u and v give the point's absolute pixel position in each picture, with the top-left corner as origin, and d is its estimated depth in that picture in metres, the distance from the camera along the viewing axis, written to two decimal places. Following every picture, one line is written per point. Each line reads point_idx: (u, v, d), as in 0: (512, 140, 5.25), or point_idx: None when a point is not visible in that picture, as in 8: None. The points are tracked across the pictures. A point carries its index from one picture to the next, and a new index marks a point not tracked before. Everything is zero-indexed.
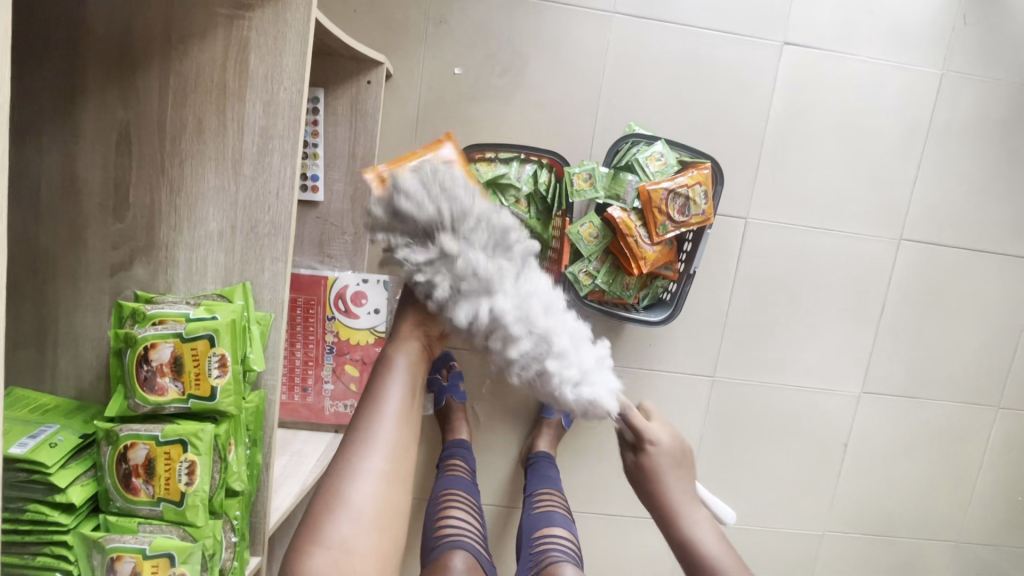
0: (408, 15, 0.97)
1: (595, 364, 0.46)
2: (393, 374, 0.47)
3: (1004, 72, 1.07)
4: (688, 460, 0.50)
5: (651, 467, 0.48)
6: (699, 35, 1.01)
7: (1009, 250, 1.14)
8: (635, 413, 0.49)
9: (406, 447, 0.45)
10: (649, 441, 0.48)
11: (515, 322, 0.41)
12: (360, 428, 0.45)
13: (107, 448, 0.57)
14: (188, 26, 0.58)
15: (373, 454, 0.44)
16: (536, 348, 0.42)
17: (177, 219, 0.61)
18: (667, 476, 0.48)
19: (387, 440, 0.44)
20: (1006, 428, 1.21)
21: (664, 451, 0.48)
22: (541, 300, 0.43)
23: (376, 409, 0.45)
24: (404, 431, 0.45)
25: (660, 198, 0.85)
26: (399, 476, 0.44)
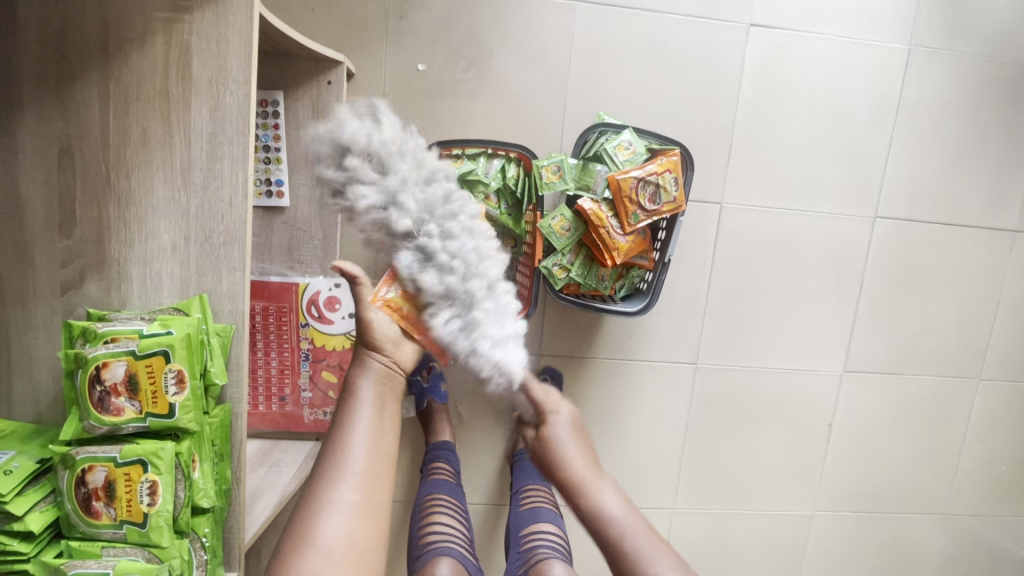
0: (368, 12, 0.95)
1: (509, 333, 0.60)
2: (359, 407, 0.54)
3: (972, 44, 1.07)
4: (581, 429, 0.69)
5: (550, 434, 0.66)
6: (663, 20, 1.00)
7: (983, 223, 1.14)
8: (537, 390, 0.67)
9: (380, 472, 0.52)
10: (548, 412, 0.67)
11: (443, 258, 0.54)
12: (333, 459, 0.51)
13: (64, 472, 0.56)
14: (125, 31, 0.56)
15: (347, 485, 0.50)
16: (461, 305, 0.56)
17: (128, 233, 0.59)
18: (564, 443, 0.65)
19: (356, 474, 0.50)
20: (988, 400, 1.22)
21: (561, 420, 0.66)
22: (470, 258, 0.56)
23: (346, 438, 0.52)
24: (374, 460, 0.52)
25: (630, 187, 0.84)
26: (372, 502, 0.50)
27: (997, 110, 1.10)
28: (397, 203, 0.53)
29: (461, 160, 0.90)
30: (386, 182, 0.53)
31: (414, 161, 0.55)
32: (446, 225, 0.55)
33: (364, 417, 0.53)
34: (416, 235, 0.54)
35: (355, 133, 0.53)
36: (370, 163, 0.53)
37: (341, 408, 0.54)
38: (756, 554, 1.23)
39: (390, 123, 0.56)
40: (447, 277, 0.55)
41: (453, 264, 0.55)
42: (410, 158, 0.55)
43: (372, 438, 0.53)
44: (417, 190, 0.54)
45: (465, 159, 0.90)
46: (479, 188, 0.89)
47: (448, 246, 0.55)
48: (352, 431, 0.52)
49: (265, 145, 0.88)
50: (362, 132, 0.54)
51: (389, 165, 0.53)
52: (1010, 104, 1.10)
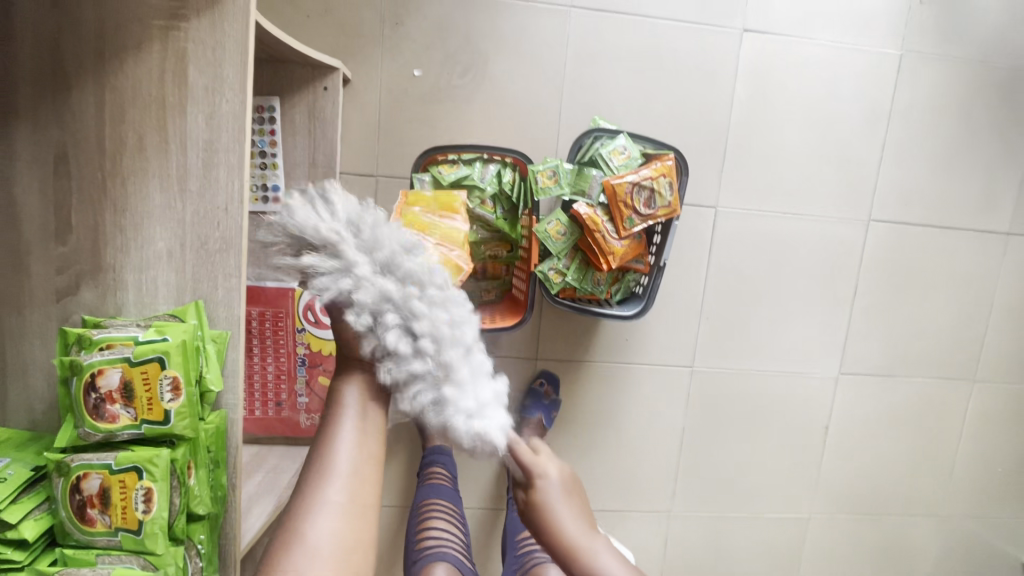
0: (364, 19, 0.95)
1: (494, 402, 0.44)
2: (344, 408, 0.45)
3: (964, 48, 1.08)
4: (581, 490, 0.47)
5: (543, 504, 0.44)
6: (658, 25, 1.00)
7: (976, 226, 1.15)
8: (522, 447, 0.45)
9: (371, 473, 0.44)
10: (536, 476, 0.44)
11: (407, 344, 0.40)
12: (318, 462, 0.43)
13: (59, 480, 0.55)
14: (121, 39, 0.56)
15: (334, 487, 0.42)
16: (433, 389, 0.41)
17: (123, 240, 0.59)
18: (563, 512, 0.44)
19: (344, 478, 0.43)
20: (983, 401, 1.23)
21: (556, 485, 0.44)
22: (443, 332, 0.41)
23: (333, 440, 0.44)
24: (364, 460, 0.44)
25: (624, 192, 0.84)
26: (363, 505, 0.43)
27: (988, 114, 1.11)
28: (356, 293, 0.40)
29: (457, 165, 0.90)
30: (339, 271, 0.40)
31: (370, 245, 0.41)
32: (414, 304, 0.40)
33: (351, 417, 0.45)
34: (377, 321, 0.41)
35: (293, 224, 0.41)
36: (318, 255, 0.40)
37: (327, 411, 0.46)
38: (753, 556, 1.23)
39: (343, 198, 0.44)
40: (412, 364, 0.41)
41: (423, 346, 0.41)
42: (368, 234, 0.41)
43: (362, 440, 0.45)
44: (376, 270, 0.41)
45: (461, 164, 0.91)
46: (475, 193, 0.89)
47: (412, 327, 0.41)
48: (338, 432, 0.44)
49: (260, 150, 0.87)
50: (302, 221, 0.41)
51: (338, 255, 0.40)
52: (1002, 107, 1.11)
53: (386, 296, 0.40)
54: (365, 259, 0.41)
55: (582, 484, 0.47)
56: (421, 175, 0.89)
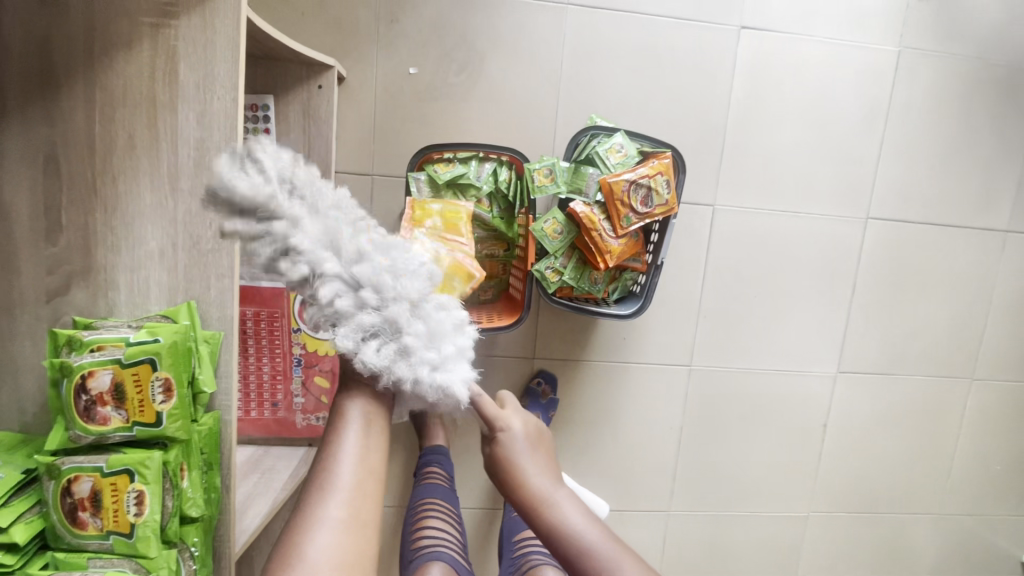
0: (359, 16, 0.95)
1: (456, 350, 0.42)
2: (346, 424, 0.44)
3: (962, 45, 1.08)
4: (547, 443, 0.50)
5: (505, 455, 0.47)
6: (655, 23, 1.00)
7: (974, 223, 1.14)
8: (487, 401, 0.48)
9: (373, 489, 0.43)
10: (500, 429, 0.47)
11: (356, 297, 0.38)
12: (318, 477, 0.42)
13: (50, 483, 0.55)
14: (111, 36, 0.56)
15: (335, 501, 0.41)
16: (388, 340, 0.39)
17: (114, 240, 0.59)
18: (524, 460, 0.47)
19: (346, 491, 0.41)
20: (981, 399, 1.23)
21: (518, 437, 0.47)
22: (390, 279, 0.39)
23: (333, 454, 0.43)
24: (366, 474, 0.43)
25: (621, 190, 0.84)
26: (365, 519, 0.41)
27: (987, 111, 1.11)
28: (292, 253, 0.35)
29: (452, 163, 0.90)
30: (272, 231, 0.35)
31: (306, 200, 0.37)
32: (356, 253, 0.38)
33: (353, 433, 0.44)
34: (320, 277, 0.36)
35: (215, 186, 0.35)
36: (249, 217, 0.34)
37: (328, 427, 0.45)
38: (752, 555, 1.23)
39: (271, 155, 0.37)
40: (364, 317, 0.38)
41: (373, 296, 0.38)
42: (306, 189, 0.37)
43: (363, 455, 0.44)
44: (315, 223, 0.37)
45: (457, 162, 0.90)
46: (471, 192, 0.89)
47: (357, 280, 0.38)
48: (339, 446, 0.43)
49: None
50: (224, 180, 0.35)
51: (271, 213, 0.35)
52: (1001, 105, 1.11)
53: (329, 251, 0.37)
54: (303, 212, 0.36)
55: (549, 438, 0.50)
56: (417, 174, 0.88)
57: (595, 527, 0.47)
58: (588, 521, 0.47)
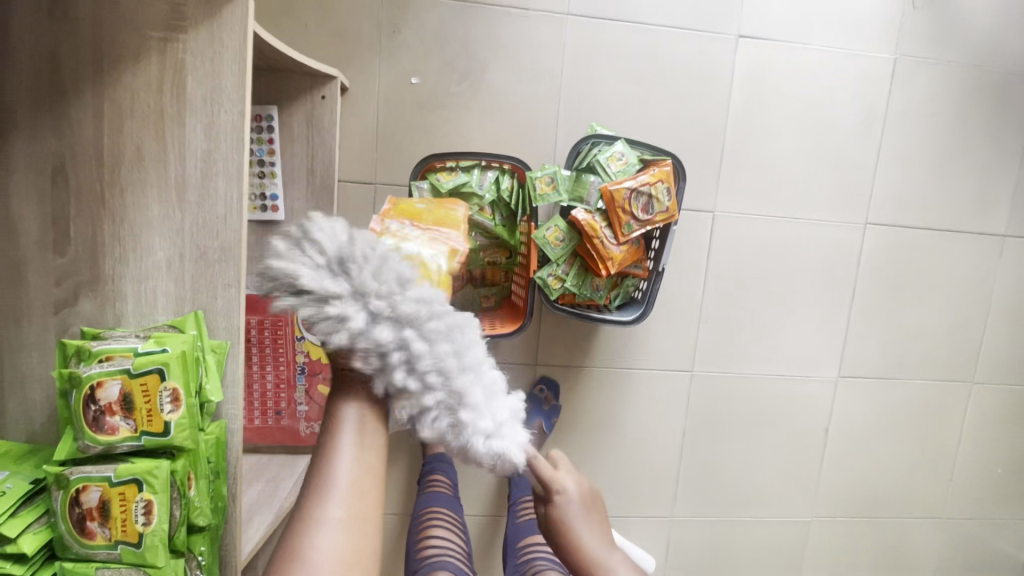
0: (361, 27, 0.96)
1: (510, 415, 0.39)
2: (342, 424, 0.42)
3: (957, 52, 1.09)
4: (598, 499, 0.49)
5: (561, 518, 0.46)
6: (654, 32, 1.01)
7: (971, 228, 1.15)
8: (544, 463, 0.45)
9: (372, 486, 0.42)
10: (557, 493, 0.46)
11: (417, 379, 0.36)
12: (316, 478, 0.41)
13: (58, 492, 0.55)
14: (119, 51, 0.56)
15: (333, 503, 0.40)
16: (447, 415, 0.36)
17: (122, 250, 0.59)
18: (580, 525, 0.46)
19: (343, 492, 0.41)
20: (982, 402, 1.23)
21: (574, 501, 0.46)
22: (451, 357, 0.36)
23: (330, 454, 0.42)
24: (365, 474, 0.42)
25: (623, 198, 0.84)
26: (363, 519, 0.41)
27: (982, 117, 1.12)
28: (354, 339, 0.35)
29: (455, 172, 0.91)
30: (331, 317, 0.35)
31: (362, 281, 0.35)
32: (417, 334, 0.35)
33: (349, 434, 0.42)
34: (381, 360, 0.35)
35: (279, 272, 0.36)
36: (311, 305, 0.35)
37: (326, 424, 0.44)
38: (755, 561, 1.23)
39: (328, 235, 0.37)
40: (424, 397, 0.36)
41: (433, 376, 0.36)
42: (362, 271, 0.36)
43: (361, 454, 0.42)
44: (373, 306, 0.35)
45: (459, 171, 0.91)
46: (474, 201, 0.90)
47: (419, 362, 0.36)
48: (336, 448, 0.42)
49: (259, 160, 0.88)
50: (284, 265, 0.36)
51: (329, 302, 0.35)
52: (996, 110, 1.12)
53: (388, 335, 0.35)
54: (362, 298, 0.35)
55: (600, 493, 0.49)
56: (420, 182, 0.89)
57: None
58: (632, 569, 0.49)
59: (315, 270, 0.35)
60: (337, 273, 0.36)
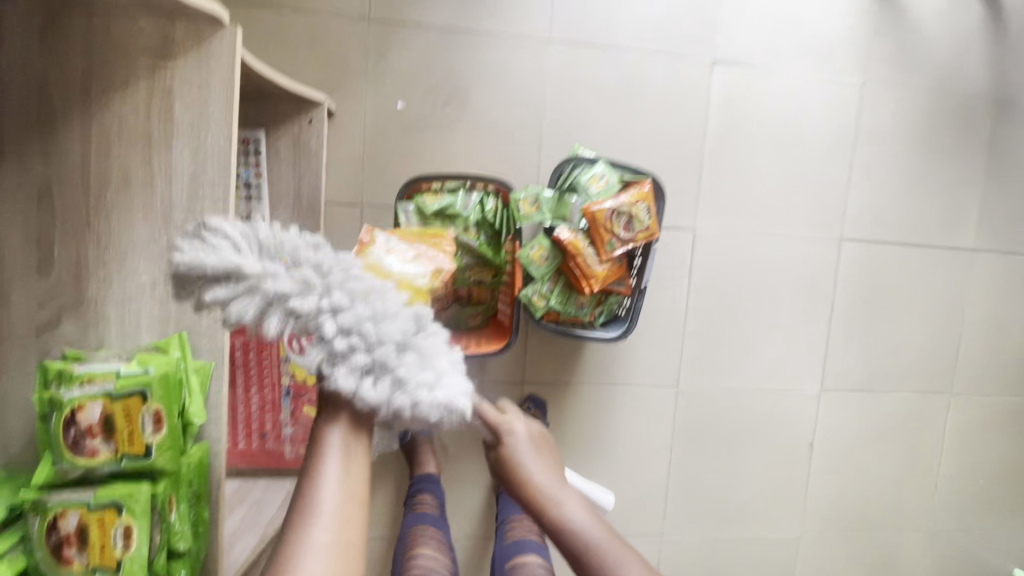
0: (348, 54, 0.98)
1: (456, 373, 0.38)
2: (327, 443, 0.40)
3: (920, 77, 1.14)
4: (548, 444, 0.50)
5: (511, 456, 0.47)
6: (631, 58, 1.05)
7: (943, 244, 1.19)
8: (488, 408, 0.48)
9: (360, 512, 0.40)
10: (504, 433, 0.47)
11: (343, 341, 0.34)
12: (299, 504, 0.38)
13: (34, 519, 0.54)
14: (108, 77, 0.58)
15: (318, 530, 0.37)
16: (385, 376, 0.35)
17: (106, 272, 0.60)
18: (528, 459, 0.47)
19: (330, 518, 0.38)
20: (962, 413, 1.25)
21: (523, 440, 0.47)
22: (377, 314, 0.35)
23: (315, 477, 0.39)
24: (353, 497, 0.39)
25: (604, 218, 0.87)
26: (352, 545, 0.38)
27: (948, 138, 1.17)
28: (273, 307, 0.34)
29: (441, 193, 0.93)
30: (246, 291, 0.34)
31: (272, 250, 0.35)
32: (338, 295, 0.35)
33: (335, 454, 0.40)
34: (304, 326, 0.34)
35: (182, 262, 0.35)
36: (220, 285, 0.34)
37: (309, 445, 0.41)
38: None
39: (231, 221, 0.37)
40: (355, 360, 0.34)
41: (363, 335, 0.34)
42: (272, 242, 0.35)
43: (349, 478, 0.40)
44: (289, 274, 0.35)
45: (445, 193, 0.93)
46: (459, 221, 0.91)
47: (344, 322, 0.34)
48: (321, 469, 0.39)
49: (245, 182, 0.87)
50: (189, 250, 0.34)
51: (241, 275, 0.34)
52: (960, 131, 1.17)
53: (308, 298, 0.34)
54: (275, 267, 0.34)
55: (550, 439, 0.51)
56: (405, 204, 0.91)
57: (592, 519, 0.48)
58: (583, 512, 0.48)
59: (222, 249, 0.34)
60: (245, 248, 0.35)
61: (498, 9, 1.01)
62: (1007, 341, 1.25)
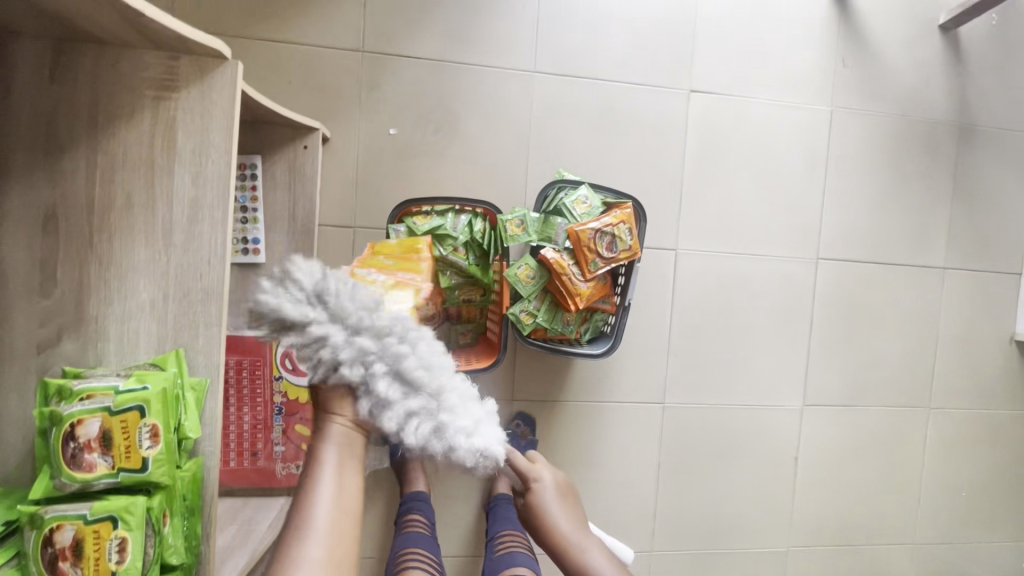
0: (343, 83, 1.03)
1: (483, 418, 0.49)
2: (321, 467, 0.48)
3: (886, 105, 1.21)
4: (567, 505, 0.67)
5: (543, 517, 0.65)
6: (613, 88, 1.10)
7: (914, 262, 1.24)
8: (523, 471, 0.63)
9: (348, 527, 0.47)
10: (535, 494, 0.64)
11: (397, 389, 0.44)
12: (296, 521, 0.46)
13: (31, 532, 0.56)
14: (114, 107, 0.61)
15: (312, 543, 0.45)
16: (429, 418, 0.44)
17: (107, 292, 0.62)
18: (560, 525, 0.65)
19: (324, 530, 0.46)
20: (941, 427, 1.29)
21: (551, 503, 0.65)
22: (425, 369, 0.45)
23: (311, 496, 0.47)
24: (342, 513, 0.47)
25: (588, 238, 0.91)
26: (341, 556, 0.45)
27: (914, 161, 1.23)
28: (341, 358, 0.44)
29: (430, 216, 0.96)
30: (318, 343, 0.43)
31: (341, 311, 0.44)
32: (393, 350, 0.44)
33: (328, 477, 0.48)
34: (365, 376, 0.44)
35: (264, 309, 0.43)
36: (298, 335, 0.43)
37: (306, 469, 0.49)
38: None
39: (305, 271, 0.45)
40: (406, 406, 0.44)
41: (413, 385, 0.44)
42: (339, 300, 0.44)
43: (338, 497, 0.48)
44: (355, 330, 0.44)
45: (434, 215, 0.96)
46: (448, 242, 0.94)
47: (397, 374, 0.44)
48: (316, 490, 0.47)
49: (242, 205, 0.92)
50: (270, 300, 0.43)
51: (315, 330, 0.43)
52: (925, 155, 1.24)
53: (370, 350, 0.44)
54: (343, 324, 0.44)
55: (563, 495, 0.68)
56: (397, 226, 0.94)
57: (574, 525, 0.73)
58: (565, 519, 0.74)
59: (301, 304, 0.44)
60: (319, 304, 0.44)
61: (486, 41, 1.06)
62: (981, 356, 1.29)
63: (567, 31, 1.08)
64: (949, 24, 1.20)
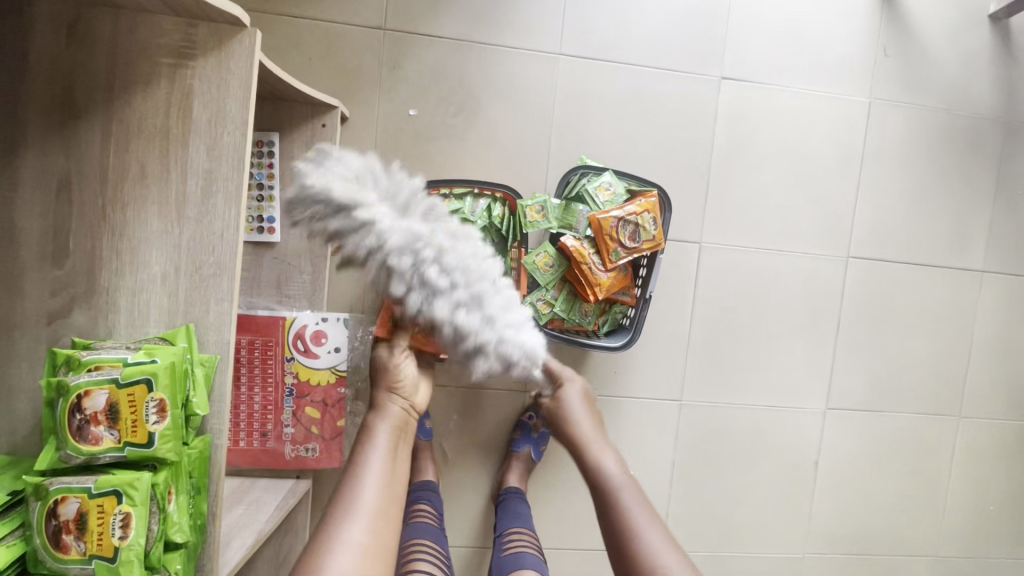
0: (363, 62, 1.01)
1: (519, 319, 0.61)
2: (374, 445, 0.58)
3: (928, 97, 1.15)
4: (592, 406, 0.78)
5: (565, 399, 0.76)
6: (640, 73, 1.06)
7: (952, 262, 1.19)
8: (556, 366, 0.80)
9: (390, 510, 0.55)
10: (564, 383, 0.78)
11: (446, 278, 0.53)
12: (349, 491, 0.54)
13: (36, 504, 0.55)
14: (130, 73, 0.59)
15: (359, 523, 0.52)
16: (474, 308, 0.55)
17: (119, 264, 0.61)
18: (575, 406, 0.75)
19: (368, 508, 0.53)
20: (970, 438, 1.23)
21: (574, 388, 0.77)
22: (467, 260, 0.55)
23: (363, 467, 0.56)
24: (387, 494, 0.55)
25: (610, 226, 0.87)
26: (381, 540, 0.52)
27: (956, 159, 1.17)
28: (392, 242, 0.50)
29: (448, 199, 0.93)
30: (367, 226, 0.50)
31: (387, 191, 0.53)
32: (439, 237, 0.54)
33: (377, 455, 0.57)
34: (416, 264, 0.51)
35: (315, 189, 0.50)
36: (344, 215, 0.50)
37: (359, 440, 0.59)
38: None
39: (346, 163, 0.54)
40: (454, 295, 0.53)
41: (457, 275, 0.54)
42: (384, 186, 0.54)
43: (385, 479, 0.56)
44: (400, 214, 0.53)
45: (453, 198, 0.93)
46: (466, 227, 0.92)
47: (443, 263, 0.53)
48: (368, 466, 0.56)
49: (258, 183, 0.91)
50: (319, 183, 0.50)
51: (363, 210, 0.50)
52: (968, 151, 1.17)
53: (417, 233, 0.52)
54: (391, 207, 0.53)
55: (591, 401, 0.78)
56: None
57: (593, 430, 0.74)
58: (586, 422, 0.74)
59: (343, 184, 0.51)
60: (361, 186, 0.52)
61: (511, 22, 1.03)
62: (1016, 366, 1.23)
63: (595, 12, 1.05)
64: (1000, 14, 1.14)
